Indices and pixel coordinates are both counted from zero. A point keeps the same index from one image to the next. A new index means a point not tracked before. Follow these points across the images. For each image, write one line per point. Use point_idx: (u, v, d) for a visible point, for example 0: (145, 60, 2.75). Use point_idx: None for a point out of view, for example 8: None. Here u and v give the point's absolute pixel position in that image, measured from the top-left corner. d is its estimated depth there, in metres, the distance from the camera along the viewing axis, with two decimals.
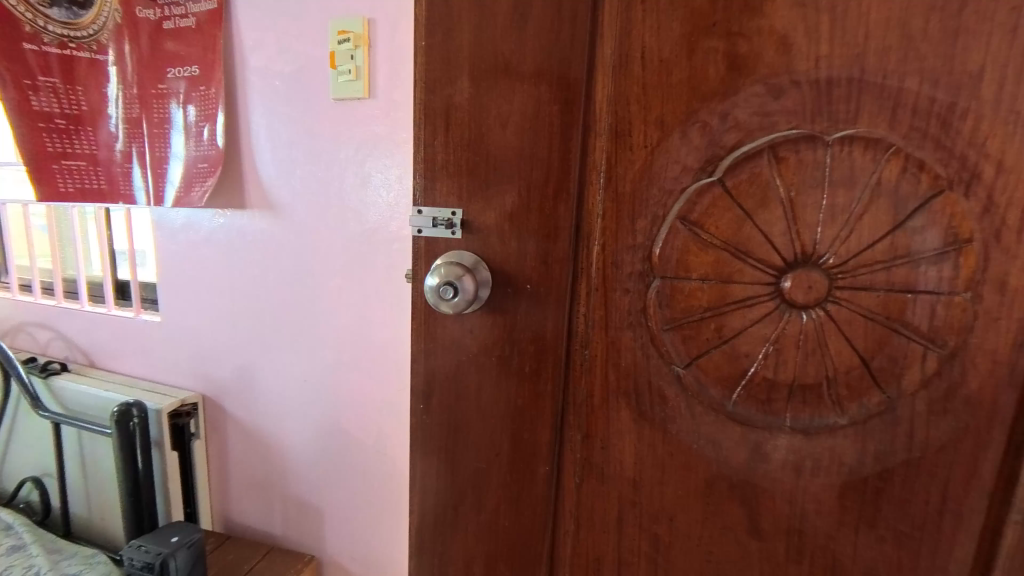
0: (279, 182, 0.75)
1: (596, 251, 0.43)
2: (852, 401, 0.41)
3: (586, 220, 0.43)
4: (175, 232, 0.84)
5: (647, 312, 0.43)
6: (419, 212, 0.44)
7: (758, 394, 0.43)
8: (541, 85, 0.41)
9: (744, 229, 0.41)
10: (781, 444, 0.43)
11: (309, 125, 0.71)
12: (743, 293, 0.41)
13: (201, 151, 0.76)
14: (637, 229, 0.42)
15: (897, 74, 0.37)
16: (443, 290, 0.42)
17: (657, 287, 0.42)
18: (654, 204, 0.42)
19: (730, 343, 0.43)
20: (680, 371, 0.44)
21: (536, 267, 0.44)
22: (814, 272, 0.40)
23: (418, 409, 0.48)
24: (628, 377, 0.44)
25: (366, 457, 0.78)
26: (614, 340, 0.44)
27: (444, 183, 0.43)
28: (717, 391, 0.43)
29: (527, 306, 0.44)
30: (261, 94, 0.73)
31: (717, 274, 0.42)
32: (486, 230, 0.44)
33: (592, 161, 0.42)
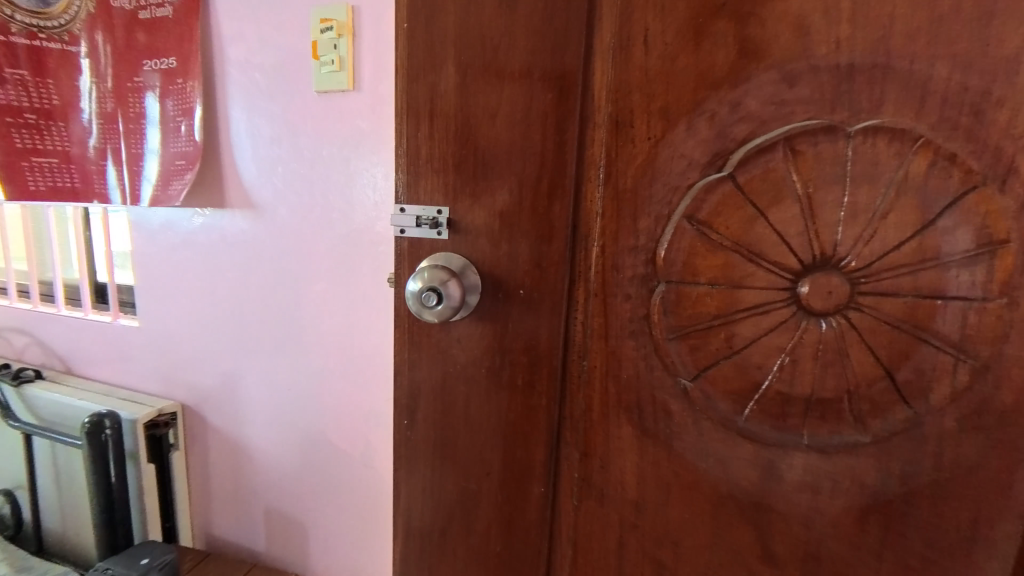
0: (259, 181, 0.71)
1: (596, 252, 0.39)
2: (875, 418, 0.38)
3: (583, 219, 0.39)
4: (153, 234, 0.80)
5: (650, 319, 0.39)
6: (402, 210, 0.41)
7: (772, 409, 0.39)
8: (533, 72, 0.37)
9: (758, 229, 0.37)
10: (796, 463, 0.40)
11: (291, 119, 0.67)
12: (756, 299, 0.38)
13: (178, 147, 0.72)
14: (639, 229, 0.38)
15: (925, 59, 0.33)
16: (425, 296, 0.38)
17: (661, 293, 0.39)
18: (659, 201, 0.38)
19: (741, 354, 0.39)
20: (686, 384, 0.40)
21: (529, 271, 0.40)
22: (833, 276, 0.36)
23: (402, 425, 0.44)
24: (630, 391, 0.41)
25: (353, 470, 0.74)
26: (613, 350, 0.40)
27: (429, 179, 0.40)
28: (727, 405, 0.40)
29: (520, 314, 0.41)
30: (240, 87, 0.69)
31: (727, 278, 0.38)
32: (474, 231, 0.40)
33: (590, 154, 0.38)
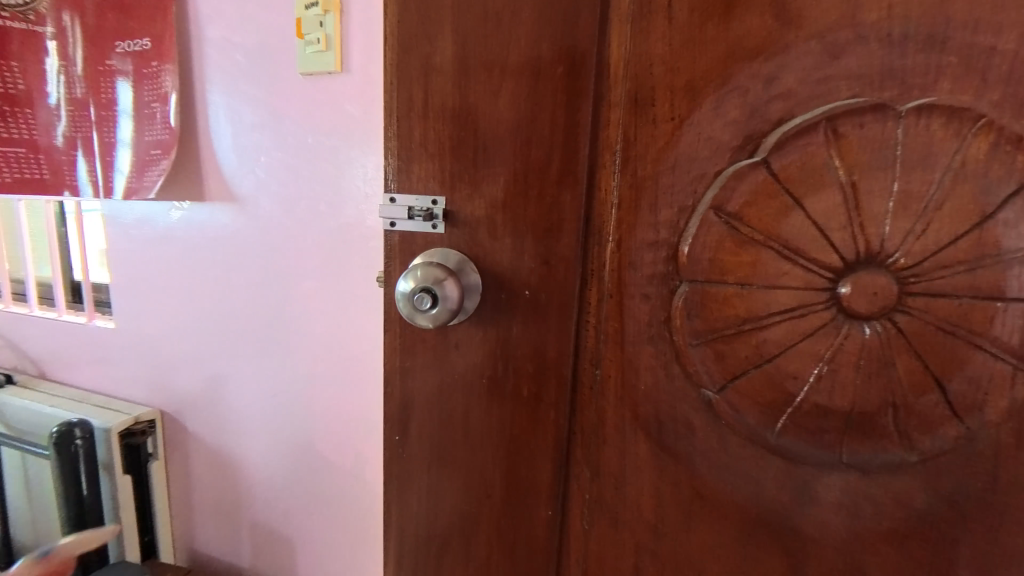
0: (241, 172, 0.66)
1: (611, 248, 0.35)
2: (923, 434, 0.34)
3: (597, 211, 0.35)
4: (130, 229, 0.75)
5: (671, 323, 0.35)
6: (392, 201, 0.36)
7: (807, 423, 0.35)
8: (541, 42, 0.33)
9: (796, 222, 0.33)
10: (833, 483, 0.36)
11: (274, 105, 0.62)
12: (792, 301, 0.33)
13: (153, 136, 0.67)
14: (660, 222, 0.34)
15: (990, 27, 0.29)
16: (418, 298, 0.34)
17: (684, 294, 0.34)
18: (683, 191, 0.34)
19: (774, 362, 0.35)
20: (711, 396, 0.36)
21: (535, 269, 0.36)
22: (878, 275, 0.32)
23: (393, 441, 0.39)
24: (648, 403, 0.36)
25: (343, 483, 0.70)
26: (630, 358, 0.36)
27: (422, 165, 0.35)
28: (756, 420, 0.36)
29: (525, 317, 0.36)
30: (220, 70, 0.64)
31: (760, 277, 0.33)
32: (474, 224, 0.36)
33: (605, 137, 0.34)
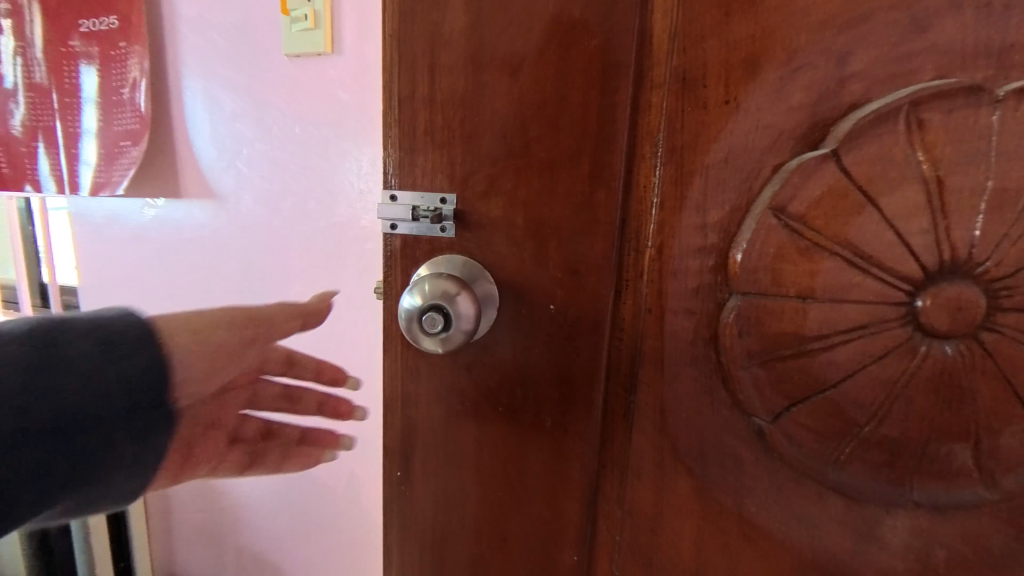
0: (220, 166, 0.60)
1: (650, 255, 0.30)
2: (1008, 471, 0.29)
3: (634, 212, 0.30)
4: (99, 230, 0.69)
5: (719, 342, 0.30)
6: (394, 199, 0.31)
7: (873, 457, 0.30)
8: (571, 10, 0.27)
9: (869, 226, 0.28)
10: (899, 523, 0.31)
11: (257, 91, 0.56)
12: (861, 317, 0.29)
13: (123, 125, 0.60)
14: (708, 225, 0.29)
15: None
16: (428, 320, 0.28)
17: (736, 309, 0.29)
18: (735, 189, 0.29)
19: (837, 387, 0.30)
20: (764, 426, 0.31)
21: (561, 281, 0.30)
22: (964, 287, 0.28)
23: (394, 478, 0.34)
24: (689, 434, 0.32)
25: (335, 506, 0.64)
26: (670, 382, 0.31)
27: (428, 157, 0.30)
28: (815, 453, 0.31)
29: (548, 336, 0.31)
30: (196, 52, 0.58)
31: (825, 290, 0.29)
32: (489, 227, 0.30)
33: (645, 125, 0.29)
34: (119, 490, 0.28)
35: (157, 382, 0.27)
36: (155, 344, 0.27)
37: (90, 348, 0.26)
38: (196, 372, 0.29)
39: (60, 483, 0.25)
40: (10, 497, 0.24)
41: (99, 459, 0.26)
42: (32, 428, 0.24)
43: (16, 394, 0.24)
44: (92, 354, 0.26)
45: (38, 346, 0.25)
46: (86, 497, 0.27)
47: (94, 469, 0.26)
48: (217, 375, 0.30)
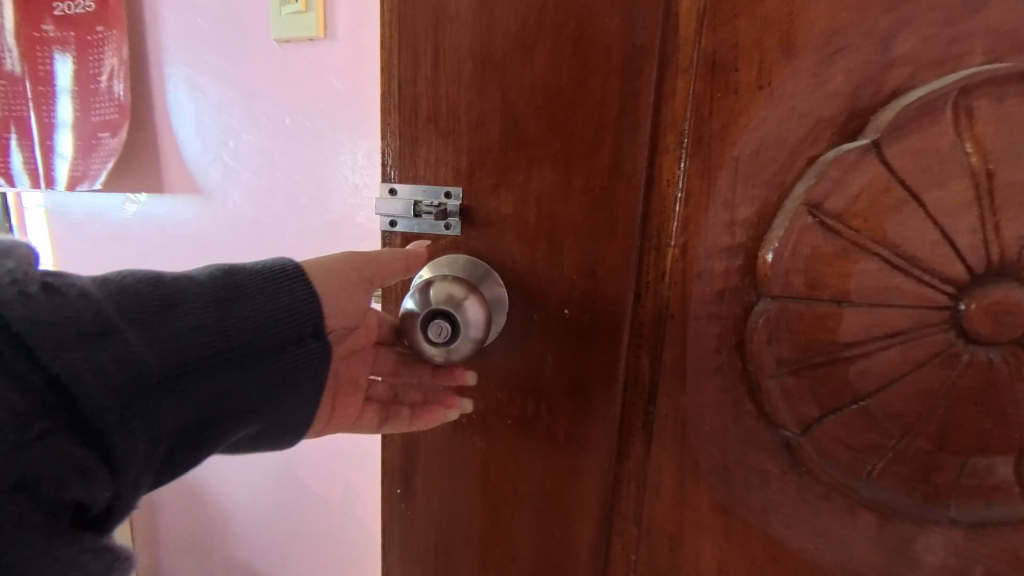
0: (206, 159, 0.57)
1: (673, 255, 0.28)
2: None
3: (656, 208, 0.27)
4: (78, 226, 0.66)
5: (746, 349, 0.28)
6: (393, 192, 0.29)
7: (908, 472, 0.28)
8: None
9: (912, 223, 0.26)
10: (935, 542, 0.29)
11: (245, 79, 0.53)
12: (901, 322, 0.26)
13: (100, 115, 0.57)
14: (736, 222, 0.27)
15: None
16: (434, 327, 0.26)
17: (765, 313, 0.27)
18: (766, 184, 0.26)
19: (873, 398, 0.28)
20: (792, 439, 0.29)
21: (576, 283, 0.28)
22: (1015, 289, 0.25)
23: (394, 495, 0.33)
24: (712, 448, 0.29)
25: (329, 517, 0.61)
26: (692, 393, 0.29)
27: (432, 147, 0.28)
28: (846, 468, 0.29)
29: (561, 342, 0.29)
30: (179, 37, 0.54)
31: (862, 292, 0.26)
32: (497, 224, 0.28)
33: (669, 113, 0.26)
34: (291, 421, 0.31)
35: (309, 316, 0.30)
36: (304, 284, 0.31)
37: (257, 290, 0.30)
38: (337, 304, 0.32)
39: (247, 404, 0.29)
40: (221, 404, 0.28)
41: (283, 383, 0.30)
42: (229, 351, 0.28)
43: (215, 319, 0.28)
44: (263, 290, 0.29)
45: (225, 285, 0.29)
46: (267, 421, 0.30)
47: (272, 394, 0.30)
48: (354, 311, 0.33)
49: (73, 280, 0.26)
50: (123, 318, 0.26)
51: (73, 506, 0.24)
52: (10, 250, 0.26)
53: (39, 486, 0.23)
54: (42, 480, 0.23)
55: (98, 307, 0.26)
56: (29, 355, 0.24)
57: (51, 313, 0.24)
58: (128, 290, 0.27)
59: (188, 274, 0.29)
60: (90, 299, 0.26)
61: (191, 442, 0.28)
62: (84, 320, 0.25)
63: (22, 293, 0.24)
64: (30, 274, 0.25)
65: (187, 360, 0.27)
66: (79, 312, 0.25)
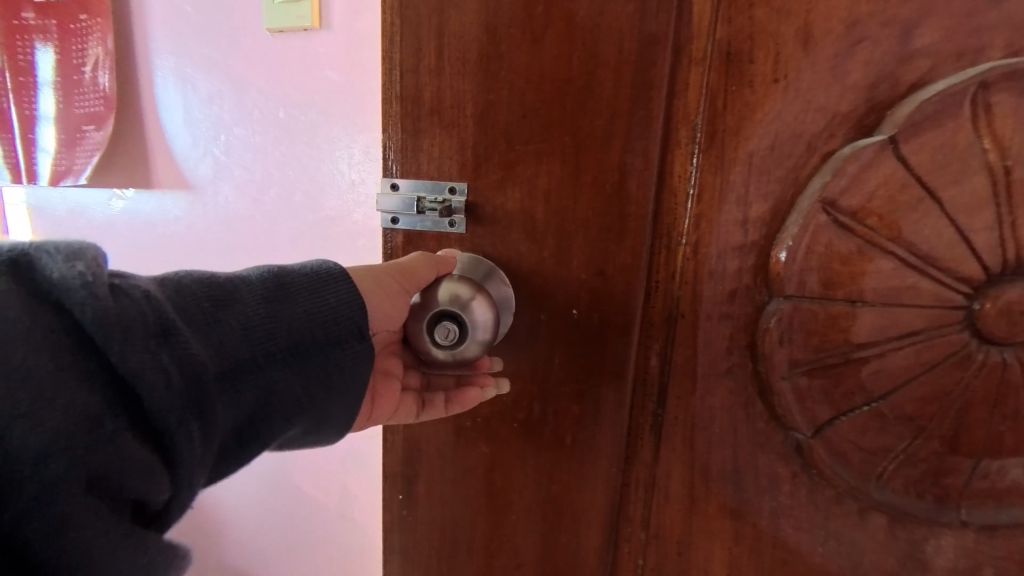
0: (196, 153, 0.55)
1: (684, 253, 0.27)
2: None
3: (667, 205, 0.27)
4: (61, 222, 0.63)
5: (757, 349, 0.27)
6: (394, 188, 0.28)
7: (920, 474, 0.28)
8: None
9: (928, 221, 0.25)
10: (945, 544, 0.29)
11: (236, 71, 0.51)
12: (915, 322, 0.26)
13: (83, 107, 0.55)
14: (750, 220, 0.26)
15: None
16: (443, 330, 0.26)
17: (777, 312, 0.26)
18: (780, 181, 0.26)
19: (886, 399, 0.27)
20: (803, 441, 0.28)
21: (585, 282, 0.27)
22: None
23: (395, 502, 0.32)
24: (723, 451, 0.29)
25: (325, 521, 0.60)
26: (703, 394, 0.28)
27: (435, 141, 0.27)
28: (857, 471, 0.28)
29: (569, 344, 0.28)
30: (167, 27, 0.52)
31: (877, 292, 0.26)
32: (503, 220, 0.27)
33: (681, 107, 0.26)
34: (336, 419, 0.29)
35: (359, 313, 0.28)
36: (349, 283, 0.29)
37: (304, 288, 0.28)
38: (381, 311, 0.30)
39: (299, 404, 0.27)
40: (273, 404, 0.26)
41: (336, 381, 0.28)
42: (278, 348, 0.26)
43: (264, 317, 0.26)
44: (311, 289, 0.28)
45: (275, 285, 0.27)
46: (318, 423, 0.28)
47: (326, 392, 0.28)
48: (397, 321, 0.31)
49: (134, 277, 0.24)
50: (182, 318, 0.24)
51: (132, 504, 0.22)
52: (77, 246, 0.23)
53: (99, 496, 0.21)
54: (101, 490, 0.21)
55: (159, 307, 0.23)
56: (93, 355, 0.21)
57: (116, 313, 0.22)
58: (186, 291, 0.25)
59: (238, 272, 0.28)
60: (154, 300, 0.23)
61: (244, 443, 0.26)
62: (149, 320, 0.23)
63: (91, 293, 0.21)
64: (99, 273, 0.22)
65: (239, 358, 0.25)
66: (144, 313, 0.23)
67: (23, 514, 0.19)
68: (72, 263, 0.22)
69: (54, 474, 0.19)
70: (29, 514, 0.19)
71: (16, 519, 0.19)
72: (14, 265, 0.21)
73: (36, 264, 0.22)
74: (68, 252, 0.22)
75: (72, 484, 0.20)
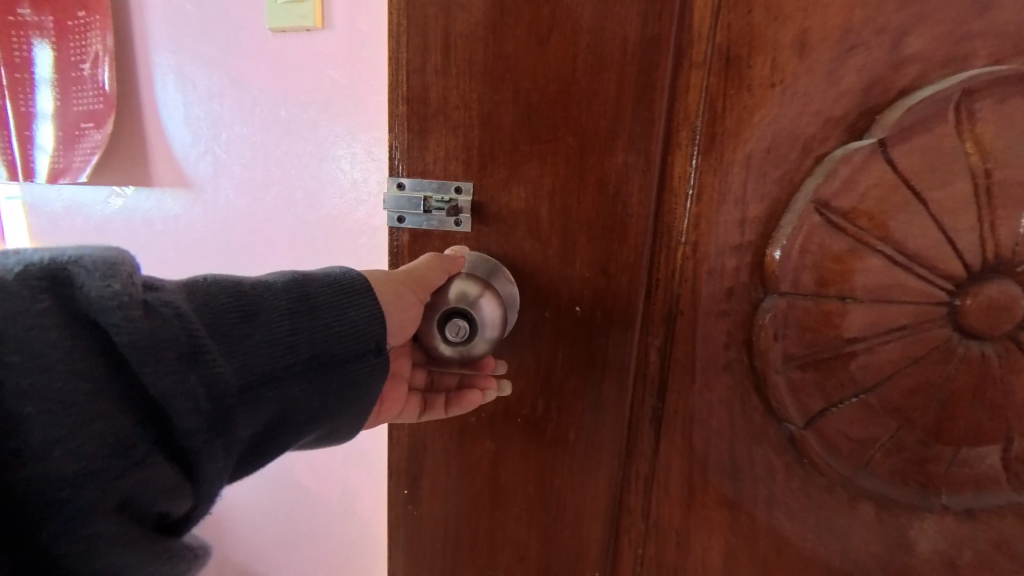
0: (197, 152, 0.55)
1: (683, 250, 0.28)
2: None
3: (667, 204, 0.28)
4: (57, 220, 0.63)
5: (753, 344, 0.28)
6: (401, 187, 0.29)
7: (905, 462, 0.29)
8: None
9: (915, 220, 0.26)
10: (929, 529, 0.30)
11: (237, 70, 0.51)
12: (902, 317, 0.27)
13: (84, 105, 0.55)
14: (747, 219, 0.27)
15: None
16: (453, 328, 0.27)
17: (772, 309, 0.28)
18: (775, 182, 0.27)
19: (874, 391, 0.28)
20: (795, 432, 0.29)
21: (588, 280, 0.28)
22: (1008, 284, 0.26)
23: (400, 497, 0.33)
24: (720, 442, 0.30)
25: (326, 516, 0.60)
26: (701, 388, 0.29)
27: (441, 140, 0.27)
28: (847, 460, 0.29)
29: (572, 340, 0.29)
30: (166, 24, 0.52)
31: (868, 289, 0.27)
32: (509, 219, 0.28)
33: (682, 109, 0.27)
34: (350, 429, 0.30)
35: (378, 328, 0.29)
36: (371, 296, 0.29)
37: (327, 301, 0.28)
38: (397, 320, 0.30)
39: (318, 418, 0.28)
40: (293, 418, 0.27)
41: (353, 396, 0.28)
42: (300, 364, 0.27)
43: (287, 332, 0.27)
44: (334, 303, 0.28)
45: (299, 298, 0.28)
46: (335, 432, 0.29)
47: (345, 405, 0.28)
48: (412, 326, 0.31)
49: (165, 289, 0.24)
50: (210, 334, 0.24)
51: (156, 519, 0.23)
52: (111, 260, 0.23)
53: (127, 517, 0.22)
54: (129, 512, 0.22)
55: (190, 325, 0.24)
56: (123, 376, 0.22)
57: (151, 335, 0.22)
58: (214, 303, 0.25)
59: (263, 280, 0.28)
60: (184, 317, 0.24)
61: (263, 454, 0.27)
62: (180, 340, 0.23)
63: (127, 316, 0.22)
64: (133, 291, 0.22)
65: (262, 373, 0.26)
66: (177, 333, 0.23)
67: (62, 535, 0.20)
68: (107, 282, 0.22)
69: (87, 500, 0.20)
70: (67, 536, 0.20)
71: (54, 537, 0.20)
72: (51, 281, 0.21)
73: (72, 281, 0.21)
74: (103, 268, 0.22)
75: (104, 509, 0.21)
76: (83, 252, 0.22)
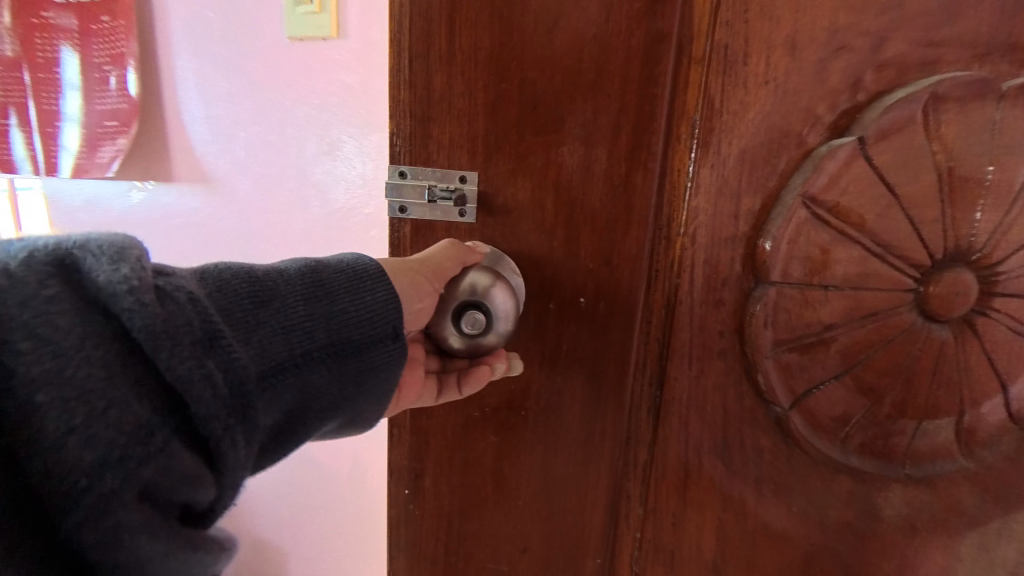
0: (214, 149, 0.57)
1: (681, 243, 0.30)
2: (985, 442, 0.32)
3: (668, 203, 0.30)
4: (77, 212, 0.66)
5: (744, 331, 0.31)
6: (403, 176, 0.30)
7: (878, 437, 0.32)
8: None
9: (886, 215, 0.29)
10: (894, 497, 0.33)
11: (255, 73, 0.54)
12: (876, 304, 0.30)
13: (106, 105, 0.58)
14: (741, 211, 0.30)
15: None
16: (469, 320, 0.30)
17: (762, 297, 0.30)
18: (760, 181, 0.29)
19: (851, 372, 0.31)
20: (782, 413, 0.32)
21: (592, 269, 0.31)
22: (963, 272, 0.29)
23: (401, 497, 0.35)
24: (711, 420, 0.32)
25: (337, 485, 0.63)
26: (695, 371, 0.32)
27: (446, 130, 0.30)
28: (827, 437, 0.32)
29: (575, 327, 0.32)
30: (186, 29, 0.55)
31: (847, 279, 0.30)
32: (517, 211, 0.31)
33: (683, 107, 0.29)
34: (367, 416, 0.31)
35: (392, 314, 0.30)
36: (385, 282, 0.30)
37: (342, 287, 0.30)
38: (412, 309, 0.32)
39: (335, 401, 0.29)
40: (311, 401, 0.28)
41: (367, 379, 0.30)
42: (316, 348, 0.28)
43: (303, 316, 0.28)
44: (350, 289, 0.30)
45: (314, 284, 0.29)
46: (350, 415, 0.31)
47: (359, 387, 0.30)
48: (426, 314, 0.32)
49: (177, 275, 0.25)
50: (224, 319, 0.26)
51: (179, 507, 0.24)
52: (121, 246, 0.24)
53: (149, 504, 0.22)
54: (150, 499, 0.22)
55: (203, 310, 0.24)
56: (140, 360, 0.22)
57: (165, 319, 0.23)
58: (228, 289, 0.27)
59: (274, 267, 0.29)
60: (197, 301, 0.24)
61: (280, 435, 0.28)
62: (195, 325, 0.24)
63: (138, 300, 0.22)
64: (143, 276, 0.23)
65: (279, 358, 0.27)
66: (190, 318, 0.24)
67: (86, 524, 0.20)
68: (116, 267, 0.23)
69: (109, 488, 0.21)
70: (93, 523, 0.20)
71: (78, 524, 0.20)
72: (63, 269, 0.22)
73: (83, 268, 0.22)
74: (111, 254, 0.23)
75: (128, 495, 0.21)
76: (89, 239, 0.23)
